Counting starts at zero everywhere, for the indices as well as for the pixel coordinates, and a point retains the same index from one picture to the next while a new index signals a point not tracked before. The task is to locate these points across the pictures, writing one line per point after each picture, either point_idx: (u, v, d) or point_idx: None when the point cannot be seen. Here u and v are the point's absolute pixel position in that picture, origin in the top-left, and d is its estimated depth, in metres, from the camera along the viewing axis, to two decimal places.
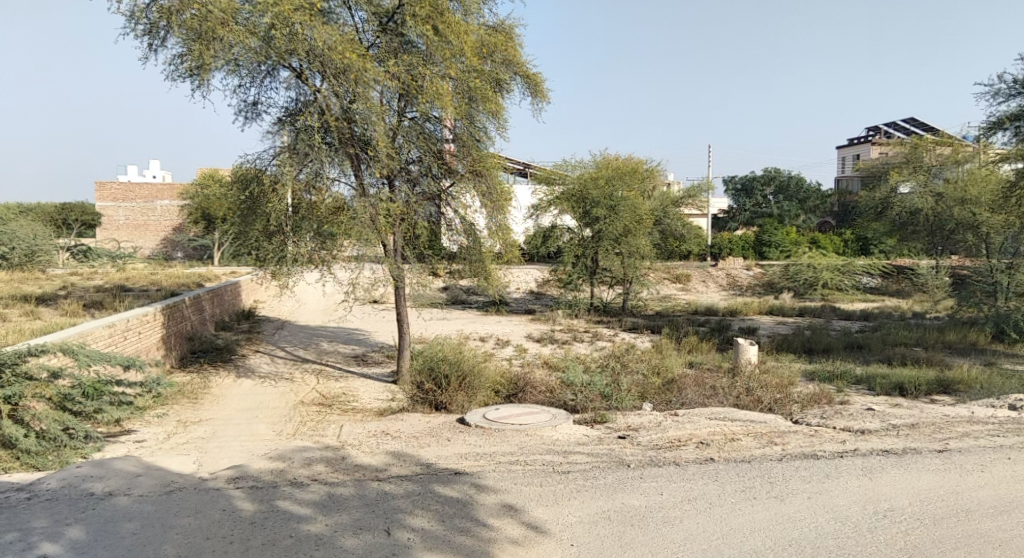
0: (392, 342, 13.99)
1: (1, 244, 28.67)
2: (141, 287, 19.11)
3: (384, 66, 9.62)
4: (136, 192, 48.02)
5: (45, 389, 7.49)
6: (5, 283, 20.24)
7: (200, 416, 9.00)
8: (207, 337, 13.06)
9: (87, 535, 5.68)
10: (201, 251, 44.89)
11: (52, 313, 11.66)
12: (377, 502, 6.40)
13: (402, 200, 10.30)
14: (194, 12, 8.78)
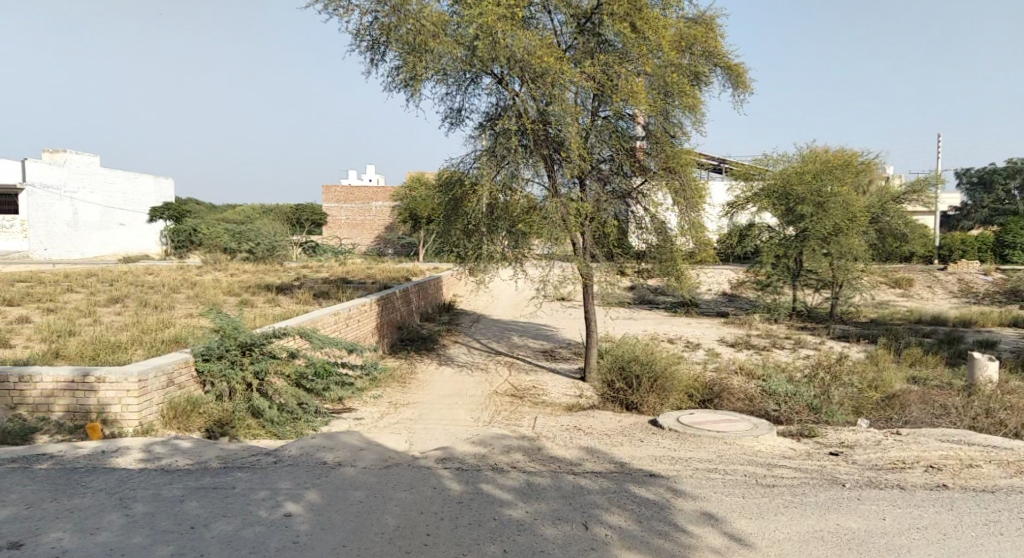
0: (581, 339, 14.14)
1: (250, 241, 33.64)
2: (360, 279, 21.28)
3: (579, 67, 9.79)
4: (355, 195, 53.04)
5: (284, 367, 8.65)
6: (254, 274, 23.64)
7: (408, 399, 9.76)
8: (413, 326, 14.17)
9: (322, 499, 6.39)
10: (408, 249, 48.90)
11: (290, 300, 13.33)
12: (574, 496, 6.50)
13: (592, 199, 10.37)
14: (410, 27, 9.49)
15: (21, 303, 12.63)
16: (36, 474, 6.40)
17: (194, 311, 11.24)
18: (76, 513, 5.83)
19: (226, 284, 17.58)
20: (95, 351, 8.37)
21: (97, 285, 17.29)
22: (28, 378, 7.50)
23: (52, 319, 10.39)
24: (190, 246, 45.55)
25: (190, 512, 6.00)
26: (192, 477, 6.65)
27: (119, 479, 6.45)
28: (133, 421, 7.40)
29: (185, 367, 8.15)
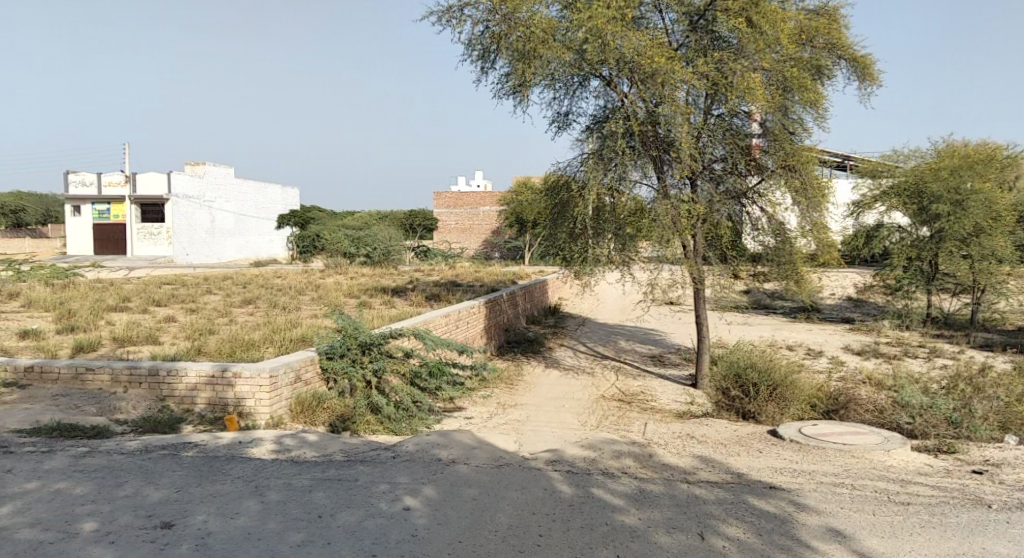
0: (691, 345, 13.80)
1: (368, 246, 35.43)
2: (470, 282, 21.82)
3: (692, 66, 9.58)
4: (463, 200, 54.24)
5: (400, 366, 9.07)
6: (371, 277, 24.83)
7: (515, 401, 9.89)
8: (519, 329, 14.36)
9: (438, 495, 6.59)
10: (515, 252, 49.56)
11: (404, 302, 13.88)
12: (689, 505, 6.34)
13: (704, 200, 10.08)
14: (519, 34, 9.68)
15: (169, 303, 13.85)
16: (183, 460, 7.01)
17: (317, 312, 11.92)
18: (217, 498, 6.32)
19: (345, 287, 18.50)
20: (231, 349, 9.07)
21: (232, 287, 18.65)
22: (176, 373, 8.23)
23: (195, 318, 11.34)
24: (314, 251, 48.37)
25: (317, 502, 6.36)
26: (318, 469, 7.06)
27: (254, 468, 6.94)
28: (265, 414, 7.95)
29: (311, 365, 8.69)
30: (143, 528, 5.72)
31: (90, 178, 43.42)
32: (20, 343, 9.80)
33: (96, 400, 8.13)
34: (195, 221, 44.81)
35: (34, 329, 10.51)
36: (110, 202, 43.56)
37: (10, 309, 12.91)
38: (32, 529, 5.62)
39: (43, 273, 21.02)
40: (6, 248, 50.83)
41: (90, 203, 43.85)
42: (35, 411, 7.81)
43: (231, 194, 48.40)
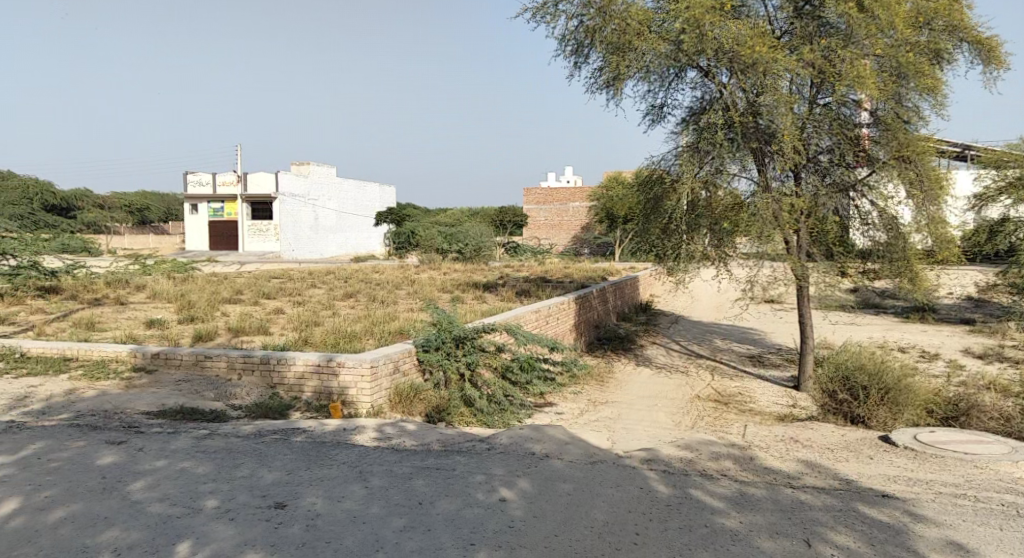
0: (791, 346, 13.29)
1: (459, 242, 36.19)
2: (559, 279, 21.93)
3: (796, 54, 9.31)
4: (554, 196, 54.51)
5: (493, 359, 9.25)
6: (463, 272, 25.40)
7: (607, 398, 9.84)
8: (610, 326, 14.31)
9: (534, 488, 6.65)
10: (604, 248, 49.19)
11: (496, 297, 14.10)
12: (793, 510, 6.12)
13: (809, 194, 9.67)
14: (614, 27, 9.78)
15: (276, 296, 14.63)
16: (292, 445, 7.40)
17: (413, 306, 12.27)
18: (324, 482, 6.63)
19: (438, 282, 18.94)
20: (334, 340, 9.49)
21: (333, 281, 19.46)
22: (285, 361, 8.71)
23: (301, 310, 11.92)
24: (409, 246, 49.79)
25: (417, 489, 6.55)
26: (417, 458, 7.27)
27: (357, 455, 7.24)
28: (366, 403, 8.28)
29: (408, 356, 8.97)
30: (259, 507, 6.08)
31: (205, 178, 46.33)
32: (147, 331, 10.62)
33: (214, 386, 8.73)
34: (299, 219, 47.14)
35: (159, 319, 11.36)
36: (224, 201, 46.32)
37: (139, 301, 14.01)
38: (162, 504, 6.08)
39: (166, 267, 22.64)
40: (130, 244, 55.07)
41: (205, 203, 46.86)
42: (161, 395, 8.45)
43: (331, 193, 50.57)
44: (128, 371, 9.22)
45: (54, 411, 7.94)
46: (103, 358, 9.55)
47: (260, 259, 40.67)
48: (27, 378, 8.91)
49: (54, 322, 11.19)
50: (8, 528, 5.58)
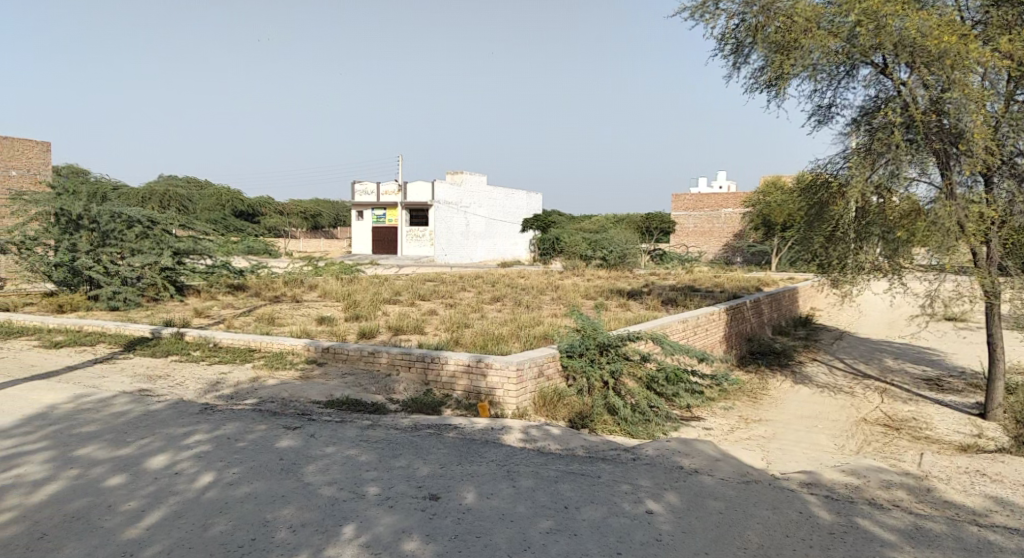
0: (978, 370, 11.95)
1: (604, 249, 36.11)
2: (710, 288, 21.28)
3: (991, 46, 8.50)
4: (705, 201, 52.69)
5: (637, 369, 9.20)
6: (610, 279, 25.37)
7: (761, 415, 9.41)
8: (765, 340, 13.71)
9: (682, 503, 6.48)
10: (759, 257, 46.87)
11: (643, 305, 13.97)
12: (980, 551, 5.50)
13: (1002, 201, 8.68)
14: (779, 25, 9.60)
15: (431, 298, 15.41)
16: (445, 440, 7.77)
17: (559, 312, 12.42)
18: (474, 478, 6.89)
19: (585, 288, 18.98)
20: (484, 342, 9.84)
21: (482, 285, 20.12)
22: (439, 361, 9.16)
23: (453, 312, 12.48)
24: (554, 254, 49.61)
25: (563, 493, 6.62)
26: (563, 462, 7.36)
27: (505, 454, 7.46)
28: (512, 404, 8.50)
29: (553, 361, 9.08)
30: (415, 497, 6.43)
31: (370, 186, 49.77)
32: (318, 327, 11.62)
33: (375, 381, 9.38)
34: (452, 225, 49.58)
35: (328, 316, 12.37)
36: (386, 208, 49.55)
37: (312, 299, 15.34)
38: (331, 487, 6.62)
39: (334, 268, 24.57)
40: (300, 247, 60.43)
41: (370, 209, 50.12)
42: (329, 387, 9.23)
43: (481, 200, 52.58)
44: (301, 363, 10.13)
45: (241, 396, 8.92)
46: (280, 350, 10.56)
47: (412, 263, 43.00)
48: (219, 365, 10.07)
49: (241, 316, 12.55)
50: (205, 498, 6.35)
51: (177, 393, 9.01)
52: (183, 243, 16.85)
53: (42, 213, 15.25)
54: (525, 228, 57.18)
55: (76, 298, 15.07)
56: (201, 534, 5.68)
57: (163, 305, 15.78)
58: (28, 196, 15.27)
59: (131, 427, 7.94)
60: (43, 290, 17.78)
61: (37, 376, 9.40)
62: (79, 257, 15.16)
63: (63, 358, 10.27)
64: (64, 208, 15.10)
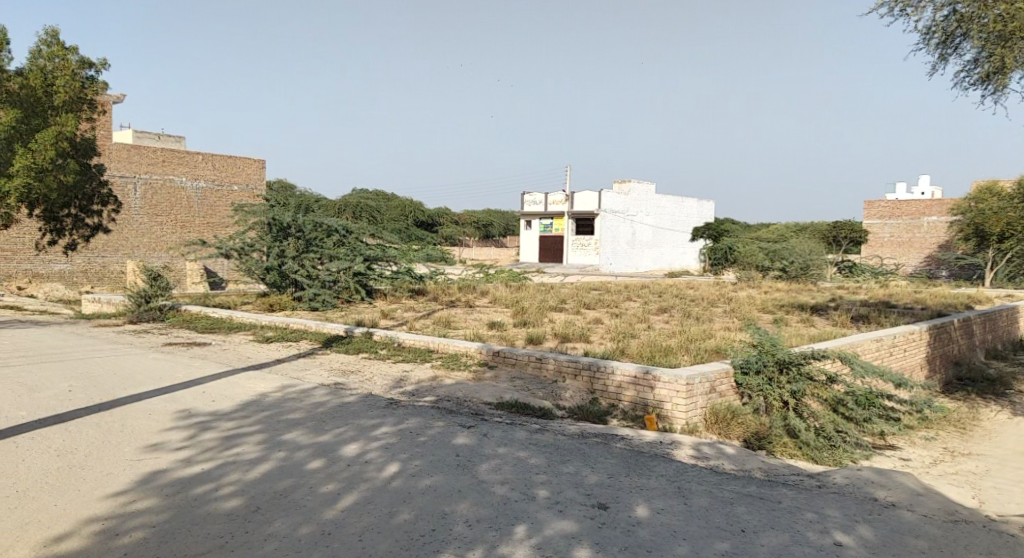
0: None
1: (784, 259, 34.13)
2: (907, 304, 19.38)
3: None
4: (904, 208, 48.10)
5: (822, 391, 8.59)
6: (792, 292, 23.93)
7: (970, 450, 8.44)
8: (976, 364, 12.26)
9: (877, 537, 5.91)
10: (969, 270, 41.75)
11: (827, 322, 13.06)
12: None
13: None
14: (1000, 12, 8.53)
15: (598, 307, 15.48)
16: (614, 450, 7.74)
17: (731, 325, 11.92)
18: (644, 491, 6.78)
19: (760, 301, 18.08)
20: (651, 353, 9.69)
21: (651, 296, 19.87)
22: (606, 370, 9.16)
23: (621, 321, 12.45)
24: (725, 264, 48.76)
25: (740, 515, 6.31)
26: (738, 483, 7.03)
27: (676, 470, 7.27)
28: (682, 419, 8.28)
29: (726, 377, 8.74)
30: (584, 505, 6.45)
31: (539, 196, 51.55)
32: (489, 332, 12.10)
33: (545, 387, 9.60)
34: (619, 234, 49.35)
35: (499, 321, 12.85)
36: (553, 217, 50.83)
37: (483, 304, 16.03)
38: (503, 487, 6.84)
39: (504, 276, 25.52)
40: (473, 255, 63.47)
41: (538, 219, 51.83)
42: (500, 390, 9.58)
43: (650, 208, 52.04)
44: (475, 365, 10.61)
45: (420, 394, 9.52)
46: (455, 352, 11.12)
47: (576, 272, 43.51)
48: (402, 363, 10.81)
49: (420, 318, 13.41)
50: (390, 486, 6.84)
51: (365, 388, 9.80)
52: (372, 251, 18.27)
53: (258, 223, 17.35)
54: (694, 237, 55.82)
55: (284, 298, 17.10)
56: (387, 521, 6.11)
57: (354, 307, 17.30)
58: (247, 208, 17.39)
59: (327, 417, 8.75)
60: (258, 291, 20.23)
61: (252, 367, 10.68)
62: (286, 261, 17.02)
63: (272, 351, 11.58)
64: (275, 218, 17.00)
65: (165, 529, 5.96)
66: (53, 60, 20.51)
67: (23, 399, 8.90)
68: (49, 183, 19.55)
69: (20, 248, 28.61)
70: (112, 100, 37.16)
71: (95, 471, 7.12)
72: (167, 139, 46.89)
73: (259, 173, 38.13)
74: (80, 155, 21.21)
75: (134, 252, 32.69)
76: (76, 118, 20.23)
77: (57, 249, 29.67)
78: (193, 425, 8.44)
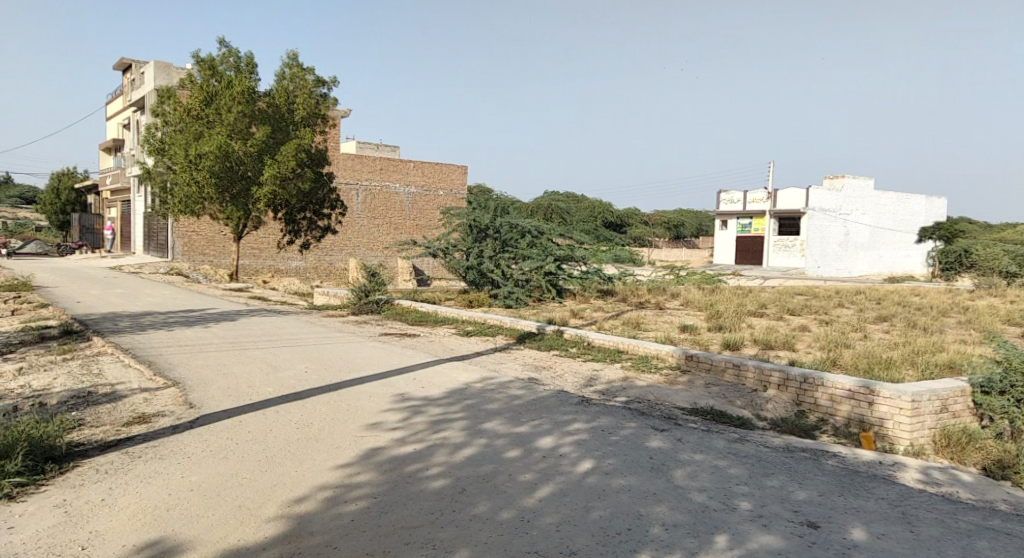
0: None
1: None
2: None
3: None
4: None
5: None
6: None
7: None
8: None
9: None
10: None
11: None
12: None
13: None
14: None
15: (802, 313, 14.53)
16: (824, 467, 7.25)
17: (967, 337, 10.61)
18: (860, 513, 6.26)
19: (1005, 312, 15.82)
20: (868, 365, 8.94)
21: (867, 303, 18.28)
22: (815, 381, 8.65)
23: (829, 329, 11.62)
24: (959, 269, 43.43)
25: (982, 551, 5.58)
26: (978, 515, 6.24)
27: (899, 494, 6.63)
28: (906, 439, 7.64)
29: (961, 396, 7.95)
30: (791, 521, 6.10)
31: (737, 195, 49.53)
32: (682, 335, 11.89)
33: (744, 395, 9.27)
34: (830, 234, 45.97)
35: (692, 325, 12.56)
36: (754, 217, 48.37)
37: (675, 307, 15.76)
38: (701, 494, 6.69)
39: (697, 278, 24.83)
40: (661, 255, 62.61)
41: (737, 218, 49.56)
42: (694, 395, 9.38)
43: (866, 205, 47.85)
44: (667, 369, 10.48)
45: (612, 394, 9.60)
46: (647, 354, 11.08)
47: (772, 275, 41.25)
48: (593, 362, 10.96)
49: (610, 318, 13.50)
50: (585, 482, 6.96)
51: (558, 384, 10.08)
52: (563, 251, 18.55)
53: (460, 225, 18.68)
54: (922, 238, 50.83)
55: (481, 296, 18.07)
56: (583, 515, 6.24)
57: (547, 306, 17.86)
58: (453, 211, 18.83)
59: (523, 409, 9.12)
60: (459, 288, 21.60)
61: (455, 358, 11.45)
62: (484, 261, 18.10)
63: (472, 344, 12.32)
64: (475, 220, 18.25)
65: (384, 501, 6.58)
66: (295, 80, 23.59)
67: (270, 377, 10.31)
68: (291, 190, 22.62)
69: (266, 247, 32.87)
70: (339, 116, 41.79)
71: (327, 444, 8.06)
72: (383, 149, 51.75)
73: (461, 177, 40.82)
74: (314, 164, 24.23)
75: (355, 251, 36.46)
76: (312, 130, 23.20)
77: (294, 248, 33.93)
78: (405, 408, 9.22)
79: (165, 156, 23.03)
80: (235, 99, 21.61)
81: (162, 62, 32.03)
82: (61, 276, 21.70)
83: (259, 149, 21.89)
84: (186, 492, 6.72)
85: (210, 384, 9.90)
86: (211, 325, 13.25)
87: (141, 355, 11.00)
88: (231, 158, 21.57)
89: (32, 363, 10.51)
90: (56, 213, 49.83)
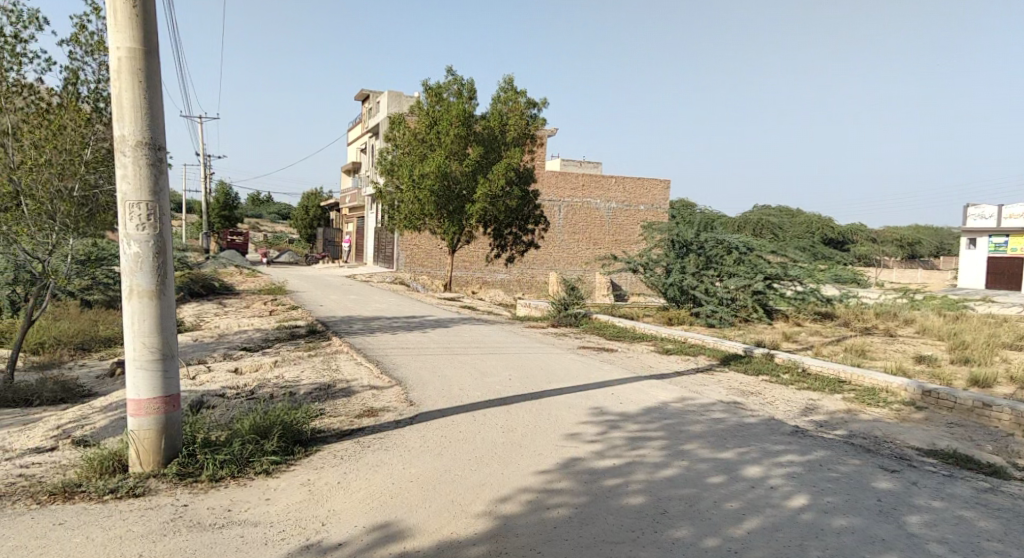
0: None
1: None
2: None
3: None
4: None
5: None
6: None
7: None
8: None
9: None
10: None
11: None
12: None
13: None
14: None
15: None
16: None
17: None
18: None
19: None
20: None
21: None
22: None
23: None
24: None
25: None
26: None
27: None
28: None
29: None
30: None
31: (989, 210, 43.68)
32: (916, 367, 10.67)
33: (996, 440, 8.13)
34: None
35: (930, 356, 11.22)
36: (1010, 234, 42.09)
37: (908, 334, 14.19)
38: (941, 546, 5.94)
39: (937, 303, 22.07)
40: (890, 277, 56.67)
41: (986, 236, 43.55)
42: (932, 435, 8.37)
43: None
44: (899, 404, 9.44)
45: (830, 426, 8.88)
46: (873, 386, 10.13)
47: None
48: (807, 391, 10.21)
49: (829, 344, 12.51)
50: (800, 519, 6.51)
51: (767, 411, 9.53)
52: (774, 269, 17.54)
53: (663, 241, 18.48)
54: None
55: (682, 313, 17.80)
56: (798, 553, 5.85)
57: (755, 328, 16.99)
58: (655, 226, 18.71)
59: (728, 434, 8.76)
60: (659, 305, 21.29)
61: (655, 376, 11.31)
62: (686, 277, 17.73)
63: (673, 362, 12.09)
64: (678, 235, 18.00)
65: (584, 512, 6.68)
66: (508, 103, 24.92)
67: (478, 382, 10.97)
68: (500, 207, 23.92)
69: (476, 260, 35.15)
70: (546, 134, 43.42)
71: (530, 450, 8.37)
72: (587, 166, 52.77)
73: (663, 193, 40.32)
74: (522, 182, 25.34)
75: (555, 264, 37.55)
76: (522, 150, 24.30)
77: (500, 261, 35.79)
78: (605, 422, 9.29)
79: (393, 177, 25.52)
80: (454, 123, 23.35)
81: (394, 91, 35.63)
82: (306, 283, 24.96)
83: (473, 169, 23.40)
84: (407, 483, 7.37)
85: (427, 385, 10.79)
86: (427, 331, 14.43)
87: (369, 355, 12.30)
88: (448, 177, 23.37)
89: (285, 357, 12.22)
90: (307, 227, 57.43)
